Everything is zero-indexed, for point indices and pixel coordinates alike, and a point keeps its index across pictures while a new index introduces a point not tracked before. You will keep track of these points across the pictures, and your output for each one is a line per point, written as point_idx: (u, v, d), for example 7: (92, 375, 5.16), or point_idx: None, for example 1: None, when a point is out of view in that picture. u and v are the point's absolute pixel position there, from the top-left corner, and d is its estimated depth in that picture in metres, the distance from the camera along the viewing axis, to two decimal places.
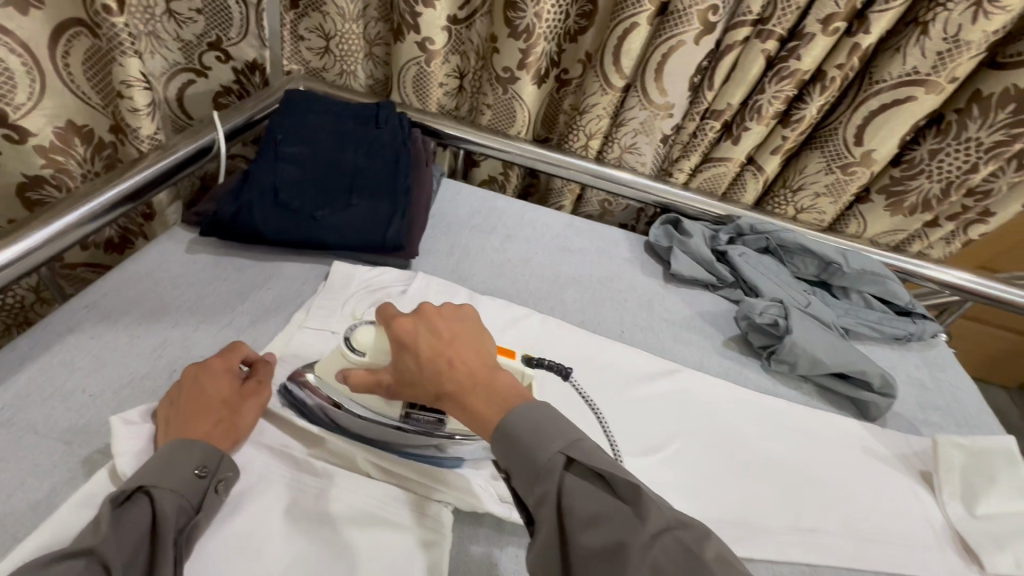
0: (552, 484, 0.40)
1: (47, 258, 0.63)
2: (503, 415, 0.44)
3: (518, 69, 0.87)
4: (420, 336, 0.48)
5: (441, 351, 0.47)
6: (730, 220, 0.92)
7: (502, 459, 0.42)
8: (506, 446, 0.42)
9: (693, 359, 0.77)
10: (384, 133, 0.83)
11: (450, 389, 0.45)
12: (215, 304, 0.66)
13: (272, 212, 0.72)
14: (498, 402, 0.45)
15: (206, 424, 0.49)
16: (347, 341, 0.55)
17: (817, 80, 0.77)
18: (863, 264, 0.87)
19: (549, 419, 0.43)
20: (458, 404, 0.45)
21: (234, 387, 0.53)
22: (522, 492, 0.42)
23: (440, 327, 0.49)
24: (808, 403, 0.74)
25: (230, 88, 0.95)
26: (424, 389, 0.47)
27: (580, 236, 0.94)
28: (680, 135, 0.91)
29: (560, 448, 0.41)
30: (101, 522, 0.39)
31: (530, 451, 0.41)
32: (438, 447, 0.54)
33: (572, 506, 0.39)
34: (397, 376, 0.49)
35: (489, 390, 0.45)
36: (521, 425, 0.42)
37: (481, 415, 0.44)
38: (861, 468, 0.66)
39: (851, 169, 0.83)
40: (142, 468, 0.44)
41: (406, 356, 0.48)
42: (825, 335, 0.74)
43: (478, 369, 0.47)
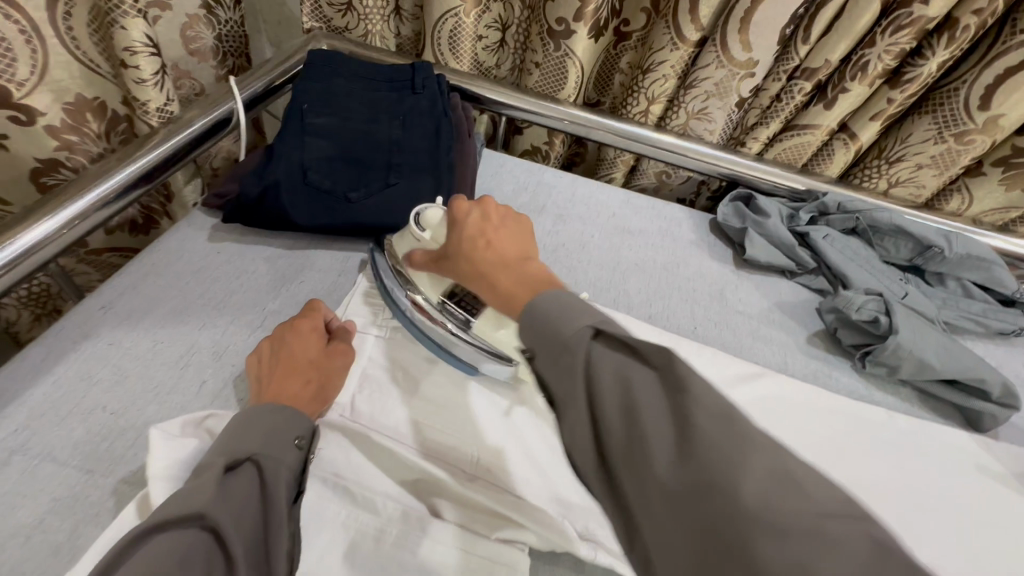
0: (581, 355, 0.31)
1: (73, 241, 0.57)
2: (529, 292, 0.37)
3: (574, 21, 0.75)
4: (470, 219, 0.45)
5: (484, 234, 0.44)
6: (812, 196, 0.81)
7: (527, 338, 0.35)
8: (531, 322, 0.34)
9: (775, 360, 0.68)
10: (421, 100, 0.73)
11: (483, 270, 0.41)
12: (245, 300, 0.59)
13: (304, 195, 0.63)
14: (528, 281, 0.38)
15: (293, 386, 0.48)
16: (415, 219, 0.56)
17: (945, 29, 0.64)
18: (968, 248, 0.75)
19: (585, 302, 0.35)
20: (484, 278, 0.41)
21: (320, 350, 0.52)
22: (549, 376, 0.33)
23: (493, 216, 0.45)
24: (908, 411, 0.65)
25: (200, 15, 0.76)
26: (463, 272, 0.44)
27: (638, 214, 0.84)
28: (760, 98, 0.79)
29: (590, 321, 0.33)
30: (208, 485, 0.38)
31: (555, 322, 0.33)
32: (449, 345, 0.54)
33: (627, 405, 0.30)
34: (446, 251, 0.47)
35: (520, 273, 0.39)
36: (552, 309, 0.34)
37: (501, 290, 0.39)
38: (976, 490, 0.58)
39: (968, 138, 0.70)
40: (236, 434, 0.42)
41: (454, 236, 0.46)
42: (936, 336, 0.64)
43: (513, 255, 0.41)
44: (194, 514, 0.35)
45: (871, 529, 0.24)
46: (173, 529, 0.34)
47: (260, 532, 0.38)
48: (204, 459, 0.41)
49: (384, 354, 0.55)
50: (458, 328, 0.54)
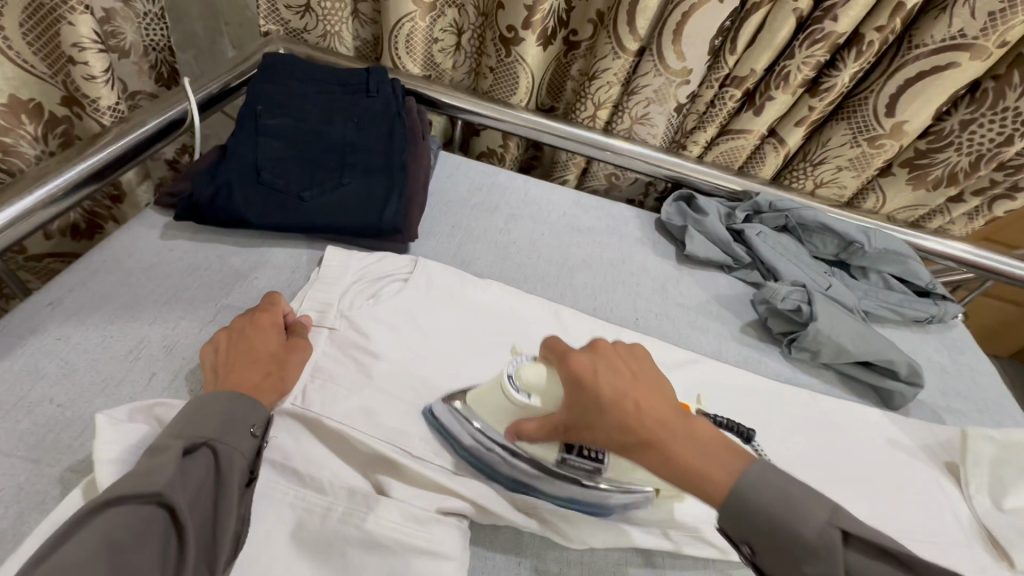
0: (833, 556, 0.38)
1: (13, 239, 0.57)
2: (725, 475, 0.41)
3: (522, 29, 0.79)
4: (600, 372, 0.45)
5: (628, 394, 0.44)
6: (747, 196, 0.87)
7: (726, 521, 0.41)
8: (734, 504, 0.40)
9: (711, 348, 0.73)
10: (375, 103, 0.76)
11: (652, 435, 0.42)
12: (197, 295, 0.60)
13: (256, 194, 0.65)
14: (714, 455, 0.42)
15: (253, 376, 0.50)
16: (510, 378, 0.51)
17: (853, 44, 0.71)
18: (886, 243, 0.82)
19: (790, 482, 0.41)
20: (659, 452, 0.42)
21: (280, 343, 0.54)
22: (770, 564, 0.40)
23: (622, 367, 0.46)
24: (830, 392, 0.71)
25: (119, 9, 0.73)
26: (618, 441, 0.43)
27: (588, 214, 0.88)
28: (696, 104, 0.85)
29: (830, 520, 0.39)
30: (167, 464, 0.39)
31: (790, 528, 0.39)
32: (578, 496, 0.50)
33: (766, 514, 0.40)
34: (571, 418, 0.45)
35: (693, 443, 0.42)
36: (757, 494, 0.40)
37: (685, 462, 0.41)
38: (887, 460, 0.64)
39: (879, 142, 0.77)
40: (195, 419, 0.44)
41: (587, 397, 0.44)
42: (851, 322, 0.70)
43: (673, 413, 0.44)
44: (150, 493, 0.37)
45: None
46: (130, 505, 0.36)
47: (210, 513, 0.40)
48: (160, 441, 0.42)
49: (337, 347, 0.57)
50: (588, 478, 0.50)
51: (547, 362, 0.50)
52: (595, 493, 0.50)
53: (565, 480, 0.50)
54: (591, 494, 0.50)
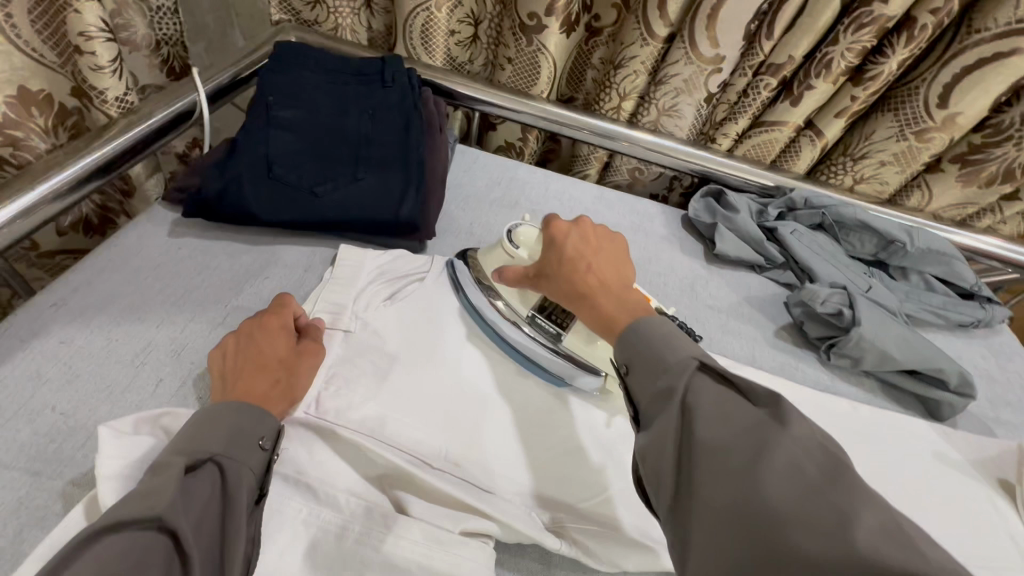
0: (682, 376, 0.38)
1: (18, 235, 0.55)
2: (628, 318, 0.46)
3: (545, 16, 0.75)
4: (573, 240, 0.52)
5: (584, 256, 0.51)
6: (780, 191, 0.82)
7: (619, 348, 0.44)
8: (630, 337, 0.43)
9: (744, 353, 0.69)
10: (391, 93, 0.72)
11: (586, 289, 0.49)
12: (207, 295, 0.57)
13: (269, 190, 0.62)
14: (631, 310, 0.47)
15: (262, 384, 0.47)
16: (507, 236, 0.61)
17: (903, 28, 0.66)
18: (930, 242, 0.77)
19: (679, 333, 0.42)
20: (587, 298, 0.48)
21: (292, 348, 0.51)
22: (640, 395, 0.41)
23: (592, 238, 0.53)
24: (872, 402, 0.67)
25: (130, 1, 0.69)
26: (562, 291, 0.51)
27: (611, 210, 0.84)
28: (727, 93, 0.80)
29: (693, 354, 0.40)
30: (168, 484, 0.37)
31: (657, 356, 0.41)
32: (535, 359, 0.57)
33: (649, 355, 0.41)
34: (541, 267, 0.54)
35: (618, 297, 0.48)
36: (643, 331, 0.43)
37: (605, 311, 0.47)
38: (936, 476, 0.60)
39: (928, 135, 0.72)
40: (200, 432, 0.41)
41: (552, 256, 0.53)
42: (896, 327, 0.66)
43: (614, 281, 0.50)
44: (151, 517, 0.34)
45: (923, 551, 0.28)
46: (128, 530, 0.34)
47: (218, 534, 0.37)
48: (162, 459, 0.39)
49: (352, 350, 0.54)
50: (550, 338, 0.58)
51: (541, 231, 0.61)
52: (548, 355, 0.57)
53: (528, 333, 0.58)
54: (548, 357, 0.57)
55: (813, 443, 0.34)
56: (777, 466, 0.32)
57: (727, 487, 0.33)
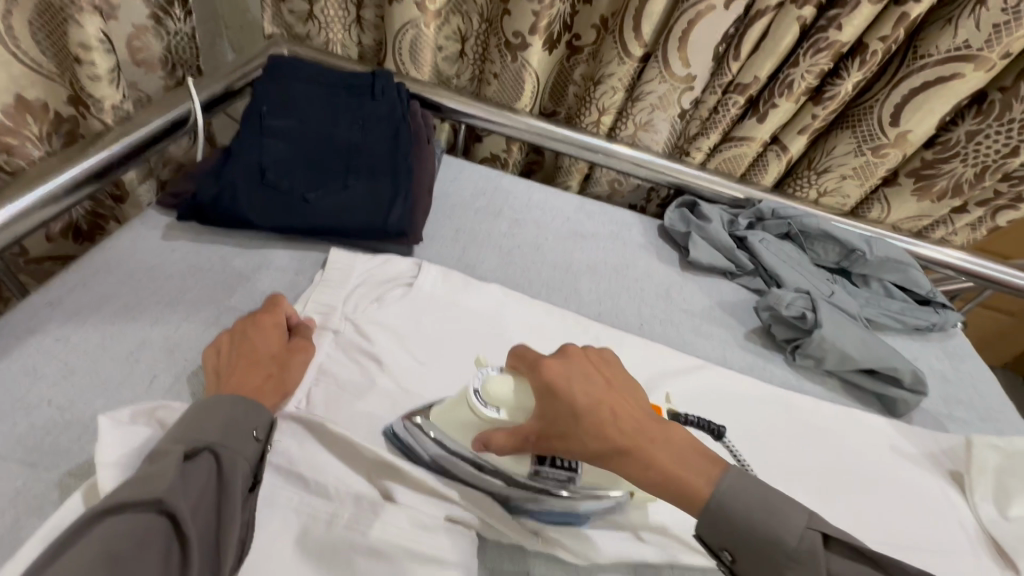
0: (791, 533, 0.41)
1: (13, 237, 0.56)
2: (696, 477, 0.44)
3: (529, 34, 0.80)
4: (575, 381, 0.46)
5: (605, 401, 0.45)
6: (749, 203, 0.87)
7: (704, 530, 0.43)
8: (717, 511, 0.42)
9: (716, 354, 0.73)
10: (381, 105, 0.75)
11: (632, 448, 0.44)
12: (200, 296, 0.59)
13: (260, 196, 0.64)
14: (692, 467, 0.44)
15: (255, 379, 0.49)
16: (475, 391, 0.49)
17: (856, 53, 0.72)
18: (887, 251, 0.82)
19: (744, 475, 0.44)
20: (638, 459, 0.44)
21: (283, 347, 0.53)
22: (746, 568, 0.43)
23: (593, 373, 0.47)
24: (834, 399, 0.71)
25: (148, 26, 0.74)
26: (594, 453, 0.44)
27: (592, 219, 0.88)
28: (699, 109, 0.85)
29: (760, 492, 0.43)
30: (166, 471, 0.39)
31: (740, 518, 0.42)
32: (559, 509, 0.49)
33: (735, 518, 0.42)
34: (548, 427, 0.45)
35: (670, 446, 0.45)
36: (738, 500, 0.42)
37: (666, 473, 0.43)
38: (892, 468, 0.64)
39: (882, 151, 0.78)
40: (199, 422, 0.43)
41: (562, 408, 0.45)
42: (855, 330, 0.70)
43: (648, 422, 0.46)
44: (151, 500, 0.37)
45: None
46: (131, 512, 0.36)
47: (213, 517, 0.39)
48: (162, 446, 0.41)
49: (341, 349, 0.57)
50: (562, 489, 0.48)
51: (513, 379, 0.49)
52: (567, 506, 0.48)
53: (537, 492, 0.49)
54: (567, 506, 0.49)
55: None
56: (831, 568, 0.40)
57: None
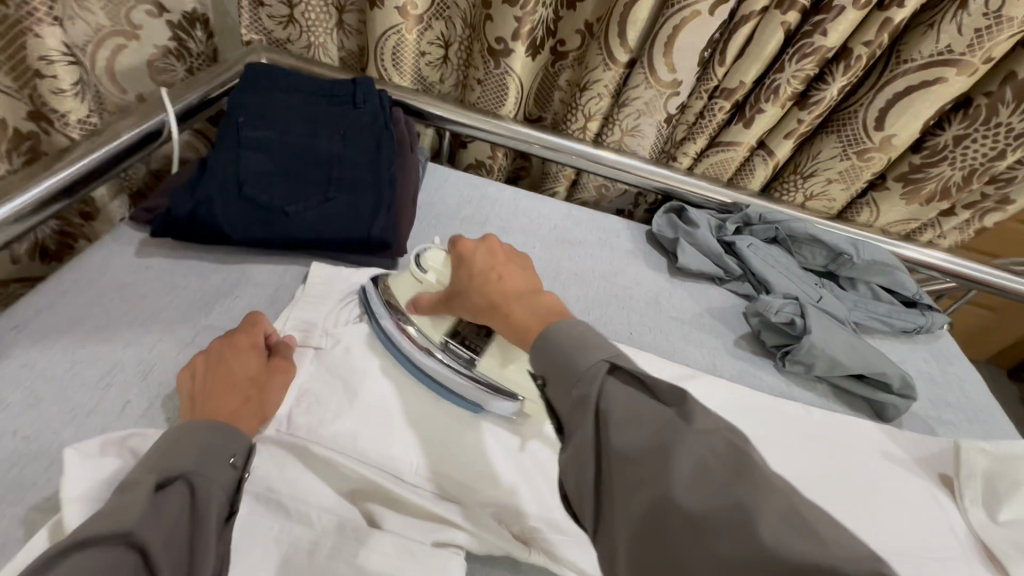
0: (663, 434, 0.34)
1: None
2: (540, 323, 0.44)
3: (512, 40, 0.79)
4: (478, 256, 0.52)
5: (495, 270, 0.50)
6: (737, 208, 0.87)
7: (533, 361, 0.41)
8: (542, 347, 0.41)
9: (705, 362, 0.73)
10: (363, 114, 0.74)
11: (500, 302, 0.47)
12: (176, 316, 0.57)
13: (238, 209, 0.62)
14: (539, 313, 0.45)
15: (231, 403, 0.47)
16: (416, 261, 0.59)
17: (841, 58, 0.72)
18: (874, 254, 0.82)
19: (590, 330, 0.41)
20: (501, 312, 0.47)
21: (262, 367, 0.52)
22: (561, 402, 0.39)
23: (498, 249, 0.52)
24: (824, 405, 0.71)
25: (166, 49, 0.80)
26: (479, 306, 0.49)
27: (579, 226, 0.87)
28: (685, 114, 0.85)
29: (604, 355, 0.39)
30: (137, 502, 0.36)
31: (569, 362, 0.39)
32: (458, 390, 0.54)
33: (558, 358, 0.40)
34: (456, 288, 0.53)
35: (537, 312, 0.45)
36: (564, 335, 0.41)
37: (518, 320, 0.45)
38: (883, 474, 0.64)
39: (868, 155, 0.78)
40: (172, 449, 0.41)
41: (464, 275, 0.52)
42: (844, 335, 0.70)
43: (524, 288, 0.48)
44: (121, 534, 0.34)
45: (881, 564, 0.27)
46: (96, 547, 0.33)
47: (186, 550, 0.37)
48: (132, 476, 0.39)
49: (323, 367, 0.55)
50: (465, 367, 0.55)
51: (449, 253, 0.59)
52: (468, 384, 0.54)
53: (444, 364, 0.55)
54: (467, 387, 0.54)
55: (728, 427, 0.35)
56: (684, 464, 0.32)
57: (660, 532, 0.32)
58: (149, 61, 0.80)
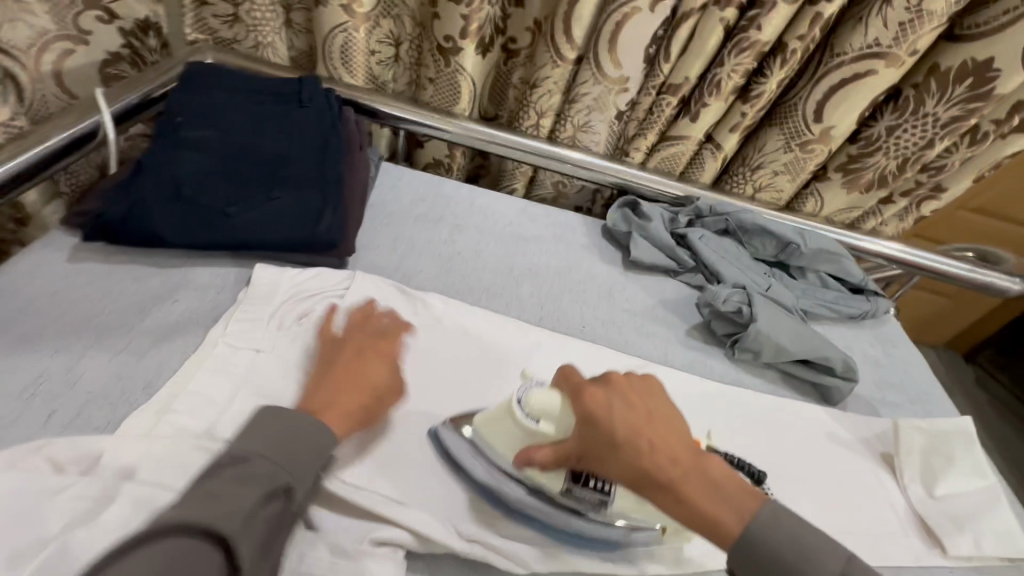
0: None
1: None
2: (738, 516, 0.41)
3: (461, 39, 0.79)
4: (615, 409, 0.44)
5: (643, 431, 0.44)
6: (689, 201, 0.88)
7: (733, 562, 0.41)
8: (747, 550, 0.40)
9: (657, 353, 0.73)
10: (309, 113, 0.73)
11: (654, 477, 0.42)
12: (108, 322, 0.55)
13: (175, 211, 0.61)
14: (738, 497, 0.42)
15: (352, 399, 0.50)
16: (517, 376, 0.55)
17: (778, 52, 0.74)
18: (819, 243, 0.85)
19: (806, 525, 0.41)
20: (677, 495, 0.42)
21: (392, 376, 0.54)
22: None
23: (635, 402, 0.46)
24: (772, 391, 0.72)
25: (121, 54, 0.79)
26: (631, 478, 0.43)
27: (534, 222, 0.88)
28: (635, 110, 0.85)
29: (838, 564, 0.40)
30: (247, 506, 0.36)
31: (804, 573, 0.39)
32: (574, 525, 0.50)
33: (778, 558, 0.40)
34: (584, 450, 0.45)
35: (709, 480, 0.43)
36: (771, 532, 0.41)
37: (696, 503, 0.42)
38: (827, 456, 0.66)
39: (809, 146, 0.80)
40: (288, 448, 0.41)
41: (599, 433, 0.44)
42: (789, 322, 0.72)
43: (691, 456, 0.44)
44: (206, 528, 0.34)
45: None
46: (176, 539, 0.33)
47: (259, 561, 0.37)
48: (251, 461, 0.39)
49: (264, 369, 0.54)
50: (594, 511, 0.50)
51: (556, 394, 0.49)
52: (591, 523, 0.50)
53: (569, 513, 0.50)
54: (588, 525, 0.50)
55: (845, 558, 0.41)
56: None
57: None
58: (100, 66, 0.77)
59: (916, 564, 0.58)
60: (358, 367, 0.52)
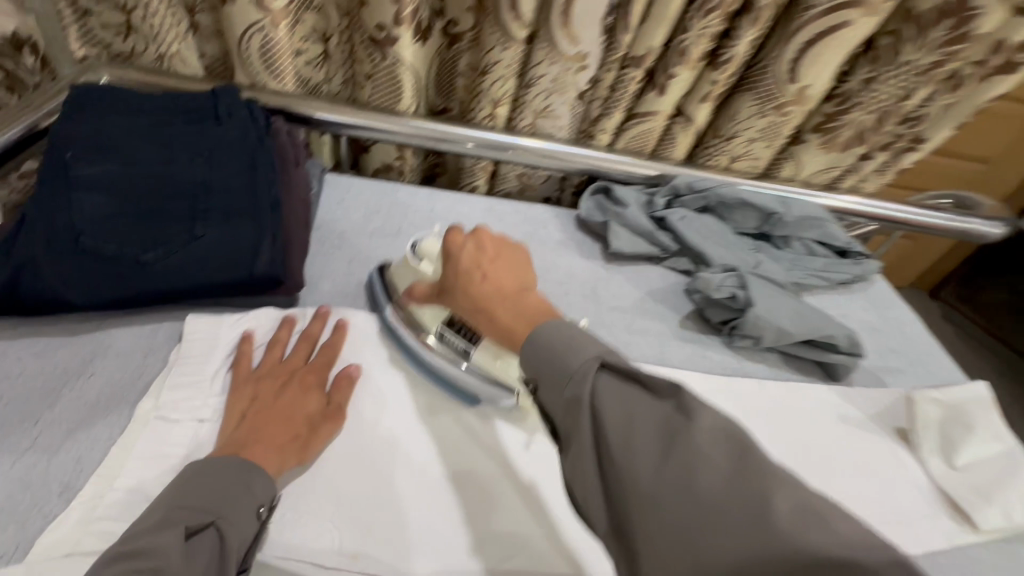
0: (588, 383, 0.38)
1: None
2: (527, 328, 0.43)
3: (395, 26, 0.69)
4: (465, 250, 0.49)
5: (479, 266, 0.48)
6: (664, 181, 0.82)
7: (524, 363, 0.41)
8: (532, 348, 0.41)
9: (653, 352, 0.68)
10: (228, 130, 0.62)
11: (484, 304, 0.46)
12: (10, 415, 0.46)
13: (78, 268, 0.51)
14: (533, 317, 0.44)
15: (280, 436, 0.46)
16: (413, 249, 0.58)
17: (745, 10, 0.67)
18: (805, 211, 0.79)
19: (582, 332, 0.41)
20: (488, 317, 0.46)
21: (323, 407, 0.50)
22: (560, 419, 0.39)
23: (487, 245, 0.49)
24: (775, 375, 0.68)
25: None
26: (464, 306, 0.48)
27: (503, 222, 0.80)
28: (598, 89, 0.78)
29: (596, 354, 0.39)
30: (172, 550, 0.36)
31: (561, 362, 0.39)
32: (450, 380, 0.55)
33: (551, 353, 0.40)
34: (443, 283, 0.51)
35: (522, 308, 0.45)
36: (552, 330, 0.41)
37: (506, 327, 0.44)
38: (841, 438, 0.62)
39: (785, 109, 0.75)
40: (206, 489, 0.40)
41: (451, 267, 0.49)
42: (787, 301, 0.67)
43: (513, 288, 0.46)
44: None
45: (755, 502, 0.31)
46: None
47: None
48: (162, 512, 0.38)
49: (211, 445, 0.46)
50: (460, 361, 0.55)
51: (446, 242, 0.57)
52: (462, 375, 0.55)
53: (435, 351, 0.55)
54: (462, 377, 0.55)
55: (605, 351, 0.40)
56: (683, 456, 0.34)
57: (634, 471, 0.34)
58: None
59: (948, 545, 0.55)
60: (282, 401, 0.49)
